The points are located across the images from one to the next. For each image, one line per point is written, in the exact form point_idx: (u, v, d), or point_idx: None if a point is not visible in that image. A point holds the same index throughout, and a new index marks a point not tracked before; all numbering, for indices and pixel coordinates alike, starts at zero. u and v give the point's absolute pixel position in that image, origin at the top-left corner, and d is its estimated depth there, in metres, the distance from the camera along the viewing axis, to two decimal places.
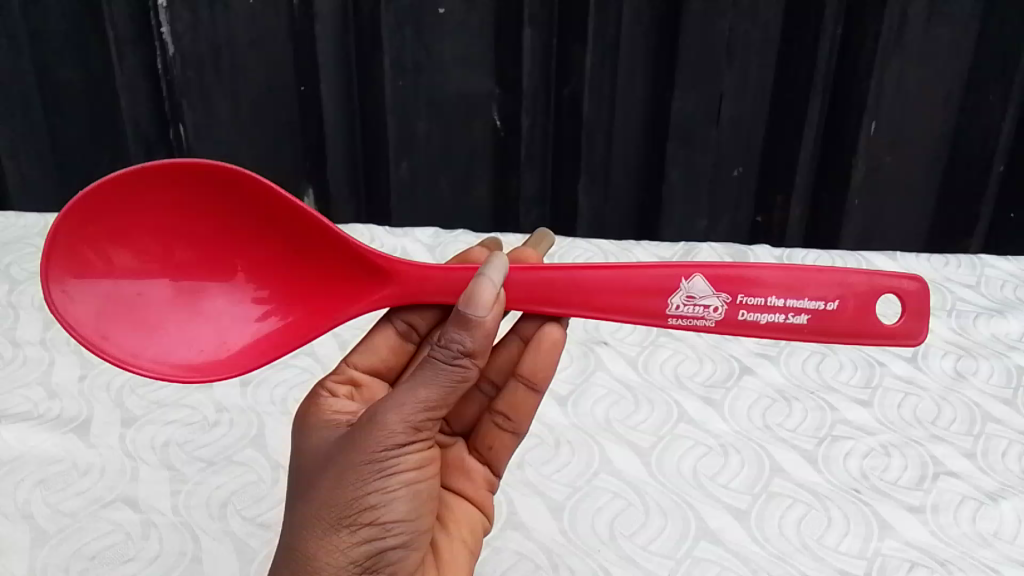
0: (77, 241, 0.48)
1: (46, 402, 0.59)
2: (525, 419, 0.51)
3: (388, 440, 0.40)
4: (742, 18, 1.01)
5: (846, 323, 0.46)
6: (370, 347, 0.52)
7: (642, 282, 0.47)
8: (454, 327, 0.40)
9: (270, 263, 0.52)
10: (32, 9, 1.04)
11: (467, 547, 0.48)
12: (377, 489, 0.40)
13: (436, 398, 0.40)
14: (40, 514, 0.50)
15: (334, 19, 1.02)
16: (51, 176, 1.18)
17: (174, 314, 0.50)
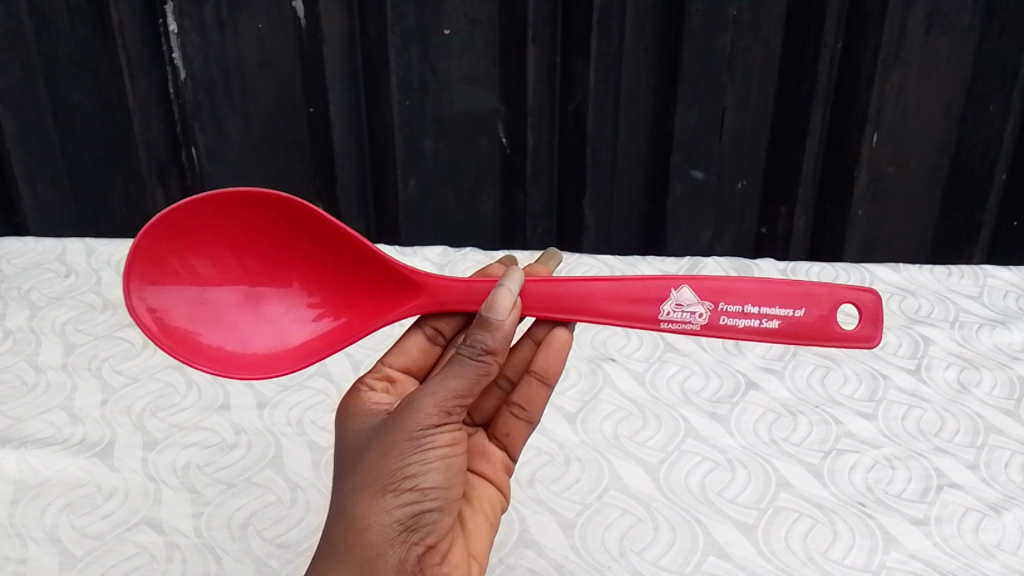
0: (151, 256, 0.52)
1: (69, 427, 0.61)
2: (538, 409, 0.55)
3: (428, 413, 0.41)
4: (743, 33, 1.03)
5: (815, 327, 0.49)
6: (403, 348, 0.55)
7: (634, 291, 0.51)
8: (483, 322, 0.42)
9: (326, 273, 0.56)
10: (47, 36, 1.07)
11: (489, 520, 0.50)
12: (417, 458, 0.41)
13: (464, 387, 0.42)
14: (67, 538, 0.51)
15: (343, 41, 1.05)
16: (66, 198, 1.20)
17: (239, 317, 0.54)
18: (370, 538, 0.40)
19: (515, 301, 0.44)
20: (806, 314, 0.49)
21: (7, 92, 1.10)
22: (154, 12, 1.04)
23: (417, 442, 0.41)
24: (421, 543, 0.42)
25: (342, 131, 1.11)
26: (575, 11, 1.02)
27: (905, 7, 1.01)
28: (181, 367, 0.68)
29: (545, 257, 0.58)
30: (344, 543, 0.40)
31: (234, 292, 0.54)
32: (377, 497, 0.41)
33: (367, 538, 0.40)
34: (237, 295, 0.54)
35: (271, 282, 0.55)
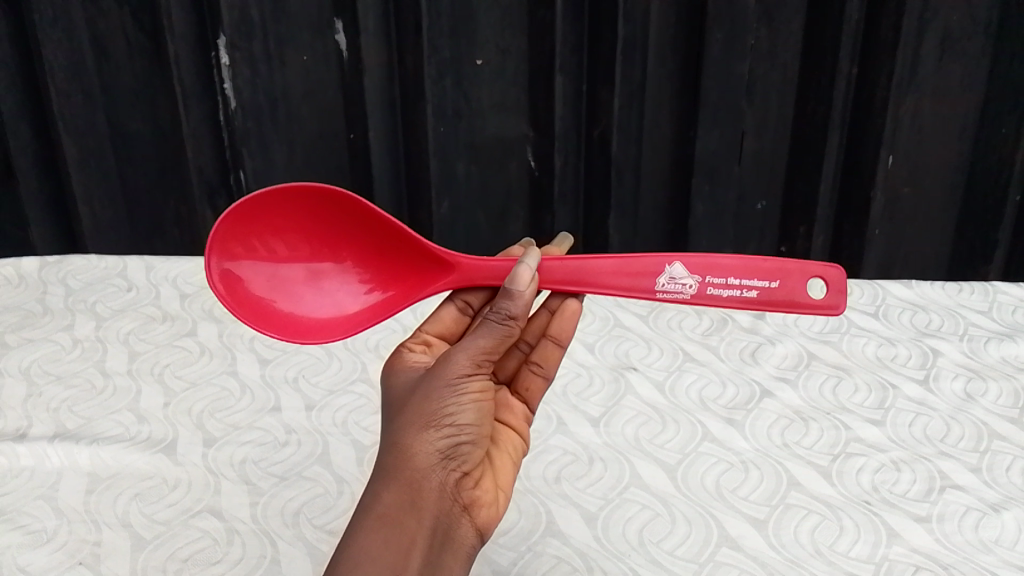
0: (229, 239, 0.60)
1: (136, 425, 0.67)
2: (554, 367, 0.61)
3: (464, 361, 0.48)
4: (761, 61, 1.08)
5: (788, 295, 0.56)
6: (437, 317, 0.61)
7: (633, 265, 0.57)
8: (508, 290, 0.50)
9: (377, 254, 0.63)
10: (107, 68, 1.15)
11: (513, 460, 0.55)
12: (456, 398, 0.47)
13: (492, 344, 0.49)
14: (138, 523, 0.57)
15: (381, 71, 1.11)
16: (121, 219, 1.28)
17: (303, 288, 0.61)
18: (418, 462, 0.46)
19: (535, 278, 0.52)
20: (781, 285, 0.56)
21: (70, 120, 1.18)
22: (208, 45, 1.11)
23: (455, 384, 0.48)
24: (458, 472, 0.48)
25: (380, 155, 1.17)
26: (600, 41, 1.08)
27: (917, 35, 1.06)
28: (236, 372, 0.73)
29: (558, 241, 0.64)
30: (395, 467, 0.46)
31: (298, 268, 0.62)
32: (422, 430, 0.47)
33: (415, 463, 0.46)
34: (301, 269, 0.62)
35: (330, 260, 0.62)
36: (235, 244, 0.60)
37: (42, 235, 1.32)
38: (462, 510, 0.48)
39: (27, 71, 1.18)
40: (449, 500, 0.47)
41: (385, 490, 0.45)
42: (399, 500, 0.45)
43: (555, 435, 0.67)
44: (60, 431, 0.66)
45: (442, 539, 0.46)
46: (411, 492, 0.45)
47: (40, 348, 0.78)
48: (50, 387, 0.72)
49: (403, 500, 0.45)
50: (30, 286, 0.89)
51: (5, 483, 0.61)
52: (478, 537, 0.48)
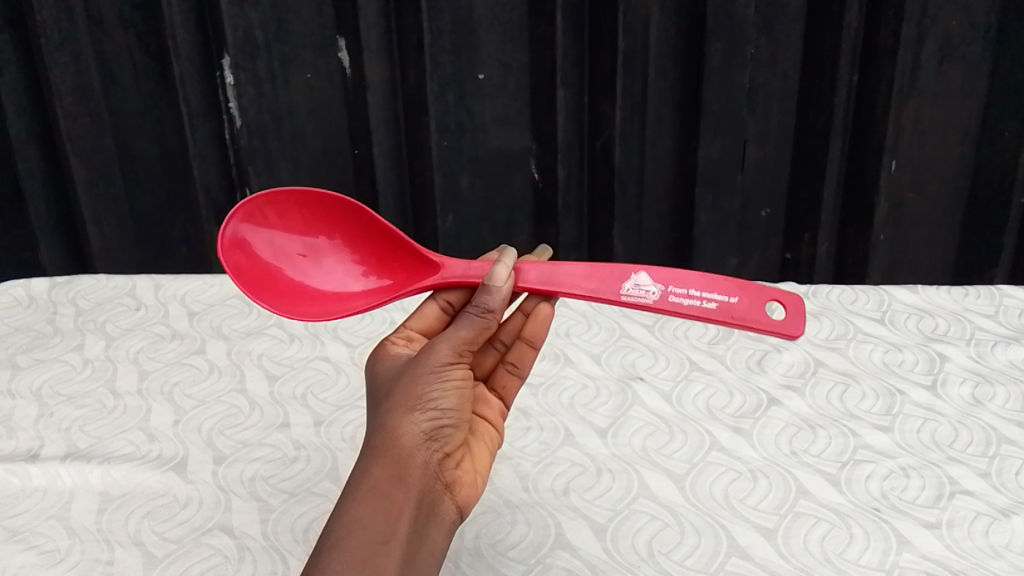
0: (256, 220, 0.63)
1: (147, 444, 0.67)
2: (529, 366, 0.62)
3: (447, 350, 0.50)
4: (761, 70, 1.09)
5: (743, 311, 0.56)
6: (420, 313, 0.60)
7: (600, 271, 0.58)
8: (485, 286, 0.52)
9: (379, 253, 0.65)
10: (113, 89, 1.16)
11: (489, 450, 0.56)
12: (439, 384, 0.49)
13: (472, 334, 0.51)
14: (149, 542, 0.57)
15: (385, 88, 1.12)
16: (130, 238, 1.29)
17: (304, 267, 0.64)
18: (405, 441, 0.47)
19: (511, 276, 0.54)
20: (739, 302, 0.57)
21: (78, 142, 1.20)
22: (212, 65, 1.12)
23: (440, 370, 0.49)
24: (440, 452, 0.49)
25: (384, 171, 1.18)
26: (601, 54, 1.08)
27: (917, 41, 1.07)
28: (244, 390, 0.74)
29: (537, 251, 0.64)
30: (383, 444, 0.47)
31: (303, 259, 0.64)
32: (409, 412, 0.48)
33: (402, 441, 0.47)
34: (305, 260, 0.64)
35: (335, 249, 0.65)
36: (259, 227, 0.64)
37: (52, 255, 1.33)
38: (444, 488, 0.49)
39: (34, 94, 1.20)
40: (433, 477, 0.48)
41: (374, 465, 0.46)
42: (388, 475, 0.45)
43: (563, 447, 0.67)
44: (71, 451, 0.67)
45: (428, 513, 0.46)
46: (399, 467, 0.46)
47: (51, 368, 0.78)
48: (61, 407, 0.72)
49: (391, 474, 0.45)
50: (40, 307, 0.90)
51: (18, 503, 0.62)
52: (458, 515, 0.49)
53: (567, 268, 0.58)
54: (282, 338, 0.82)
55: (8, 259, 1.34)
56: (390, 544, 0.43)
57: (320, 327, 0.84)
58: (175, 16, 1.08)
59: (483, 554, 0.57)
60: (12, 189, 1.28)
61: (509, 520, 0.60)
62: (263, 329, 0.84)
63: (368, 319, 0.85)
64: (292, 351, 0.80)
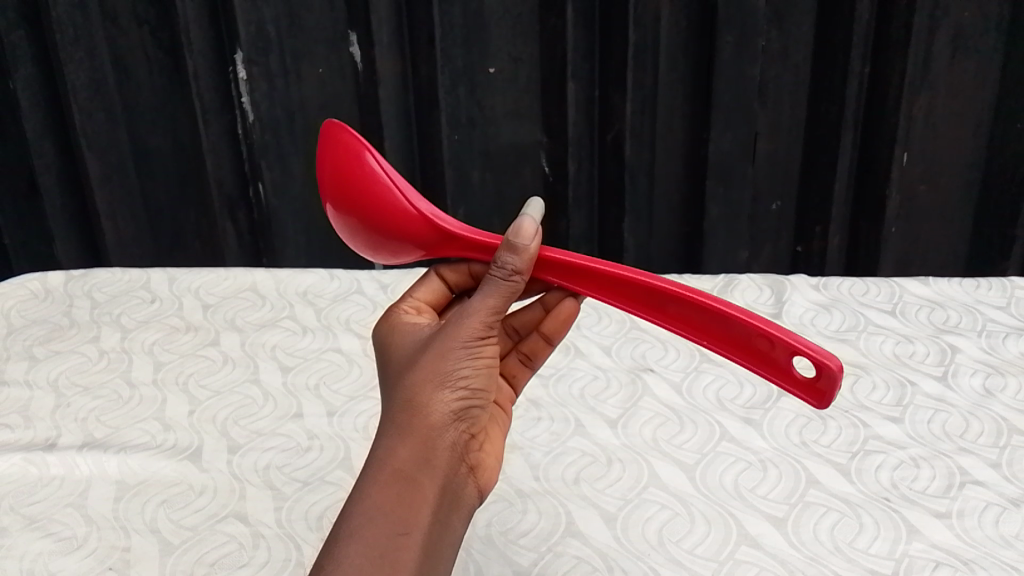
0: None
1: (162, 434, 0.68)
2: (541, 360, 0.62)
3: (478, 323, 0.48)
4: (772, 63, 1.09)
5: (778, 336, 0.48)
6: (424, 285, 0.59)
7: None
8: (512, 245, 0.50)
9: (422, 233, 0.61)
10: (128, 85, 1.18)
11: (502, 428, 0.55)
12: (470, 361, 0.48)
13: (501, 304, 0.49)
14: (166, 529, 0.58)
15: (396, 82, 1.13)
16: (144, 232, 1.31)
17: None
18: (432, 422, 0.46)
19: (538, 231, 0.52)
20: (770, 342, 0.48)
21: (93, 136, 1.21)
22: (225, 61, 1.13)
23: (469, 347, 0.48)
24: (467, 433, 0.48)
25: (396, 165, 1.19)
26: (612, 48, 1.09)
27: (928, 34, 1.07)
28: (258, 380, 0.75)
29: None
30: (408, 425, 0.46)
31: None
32: (437, 391, 0.47)
33: (429, 422, 0.46)
34: None
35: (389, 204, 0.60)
36: None
37: (68, 249, 1.35)
38: (468, 471, 0.48)
39: (50, 90, 1.21)
40: (458, 461, 0.47)
41: (400, 447, 0.45)
42: (412, 460, 0.45)
43: (573, 438, 0.68)
44: (88, 440, 0.68)
45: (451, 499, 0.46)
46: (424, 450, 0.45)
47: (68, 360, 0.79)
48: (78, 398, 0.73)
49: (417, 459, 0.45)
50: (57, 300, 0.91)
51: (36, 491, 0.62)
52: (480, 496, 0.49)
53: None
54: (296, 330, 0.83)
55: (25, 253, 1.36)
56: (411, 536, 0.43)
57: (332, 318, 0.85)
58: (189, 12, 1.09)
59: (495, 541, 0.58)
60: (28, 184, 1.29)
61: (520, 509, 0.60)
62: (277, 321, 0.85)
63: (380, 311, 0.86)
64: (305, 343, 0.81)
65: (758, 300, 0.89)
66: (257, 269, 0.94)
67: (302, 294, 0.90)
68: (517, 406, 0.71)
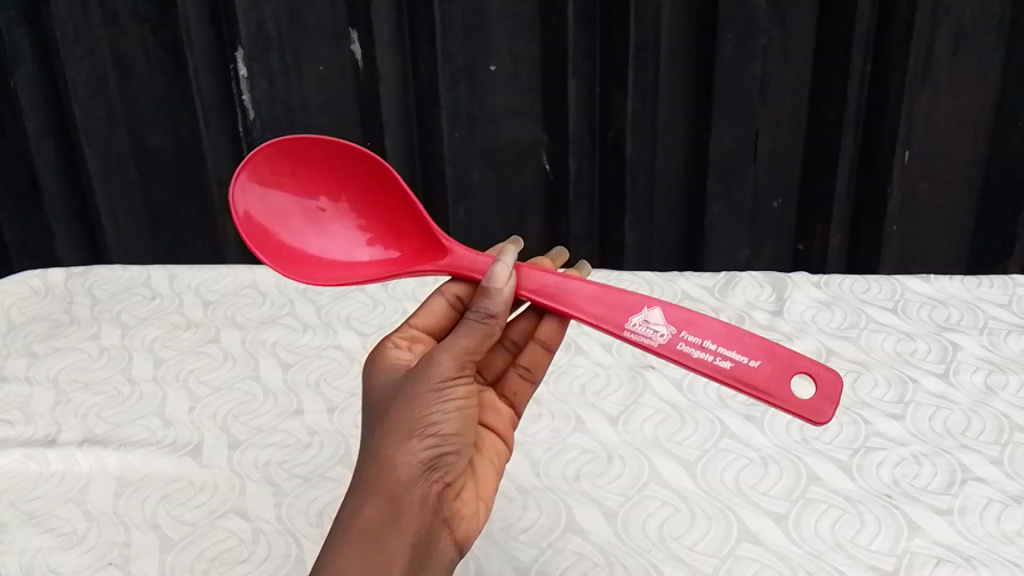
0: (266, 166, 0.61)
1: (162, 430, 0.68)
2: (542, 371, 0.61)
3: (448, 364, 0.48)
4: (773, 60, 1.09)
5: (762, 380, 0.50)
6: (426, 309, 0.58)
7: (611, 297, 0.53)
8: (485, 289, 0.50)
9: (393, 226, 0.62)
10: (128, 83, 1.18)
11: (495, 466, 0.56)
12: (439, 407, 0.48)
13: (474, 345, 0.49)
14: (166, 525, 0.58)
15: (397, 80, 1.13)
16: (144, 229, 1.31)
17: (331, 177, 0.62)
18: (399, 475, 0.47)
19: (513, 273, 0.52)
20: (760, 366, 0.50)
21: (93, 134, 1.21)
22: (226, 58, 1.13)
23: (440, 394, 0.48)
24: (441, 482, 0.49)
25: (396, 163, 1.19)
26: (613, 46, 1.09)
27: (929, 32, 1.07)
28: (258, 377, 0.75)
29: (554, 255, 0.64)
30: (377, 480, 0.47)
31: (300, 214, 0.62)
32: (405, 440, 0.47)
33: (397, 476, 0.47)
34: (306, 216, 0.62)
35: (346, 216, 0.62)
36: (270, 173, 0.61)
37: (69, 248, 1.35)
38: (445, 519, 0.49)
39: (50, 88, 1.21)
40: (431, 512, 0.48)
41: (366, 505, 0.46)
42: (379, 518, 0.46)
43: (574, 434, 0.68)
44: (88, 437, 0.68)
45: (423, 551, 0.47)
46: (392, 508, 0.46)
47: (68, 356, 0.79)
48: (78, 394, 0.73)
49: (384, 517, 0.46)
50: (58, 297, 0.91)
51: (36, 487, 0.62)
52: (460, 543, 0.50)
53: (575, 288, 0.54)
54: (296, 327, 0.83)
55: (25, 251, 1.36)
56: None
57: (333, 315, 0.85)
58: (189, 9, 1.09)
59: (495, 537, 0.57)
60: (28, 182, 1.29)
61: (521, 505, 0.60)
62: (277, 318, 0.84)
63: (381, 308, 0.86)
64: (306, 339, 0.80)
65: (759, 297, 0.89)
66: (258, 267, 0.94)
67: (302, 290, 0.90)
68: None
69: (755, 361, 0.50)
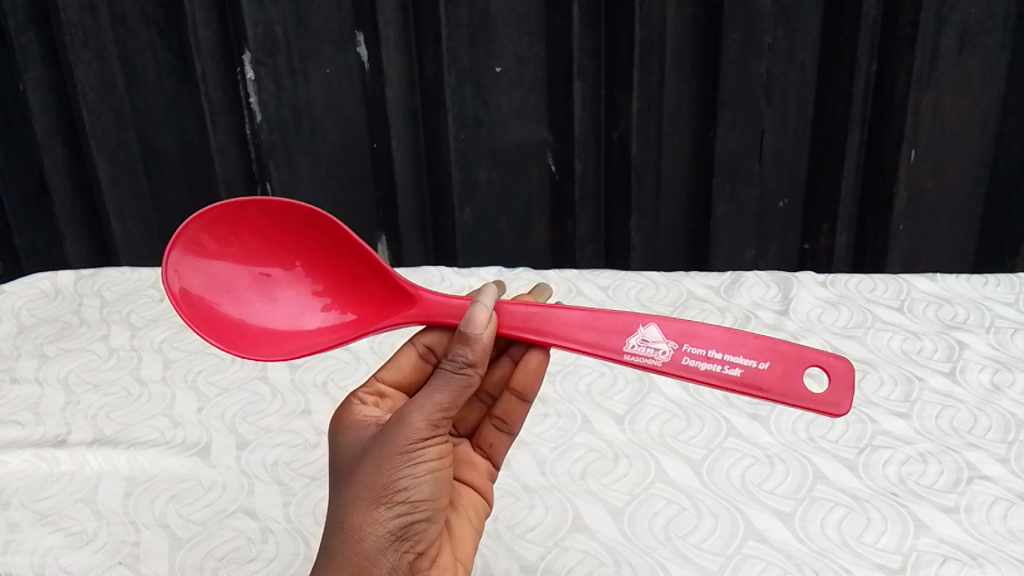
0: (203, 232, 0.58)
1: (171, 430, 0.69)
2: (519, 422, 0.58)
3: (421, 424, 0.45)
4: (779, 60, 1.10)
5: (777, 381, 0.48)
6: (395, 362, 0.56)
7: (602, 320, 0.52)
8: (463, 336, 0.47)
9: (351, 284, 0.60)
10: (137, 86, 1.19)
11: (474, 526, 0.53)
12: (410, 471, 0.45)
13: (449, 400, 0.46)
14: (175, 524, 0.58)
15: (403, 82, 1.14)
16: (153, 232, 1.32)
17: (278, 239, 0.59)
18: (365, 547, 0.44)
19: (492, 317, 0.49)
20: (771, 367, 0.49)
21: (102, 138, 1.22)
22: (233, 61, 1.14)
23: (410, 456, 0.45)
24: (411, 549, 0.46)
25: (403, 165, 1.20)
26: (618, 47, 1.09)
27: (935, 30, 1.07)
28: (266, 377, 0.75)
29: (536, 289, 0.59)
30: (342, 551, 0.44)
31: (246, 282, 0.59)
32: (372, 509, 0.45)
33: (363, 547, 0.45)
34: (251, 286, 0.59)
35: (298, 277, 0.60)
36: (209, 240, 0.58)
37: (78, 250, 1.36)
38: None
39: (59, 92, 1.22)
40: None
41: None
42: None
43: (580, 434, 0.68)
44: (98, 437, 0.68)
45: None
46: None
47: (78, 358, 0.80)
48: (88, 395, 0.74)
49: None
50: (67, 299, 0.92)
51: (47, 487, 0.63)
52: None
53: (562, 315, 0.52)
54: None
55: (35, 253, 1.37)
56: None
57: None
58: (198, 12, 1.10)
59: (501, 536, 0.58)
60: (38, 186, 1.30)
61: (527, 504, 0.60)
62: None
63: None
64: None
65: (765, 297, 0.89)
66: None
67: None
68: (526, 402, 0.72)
69: (764, 363, 0.49)
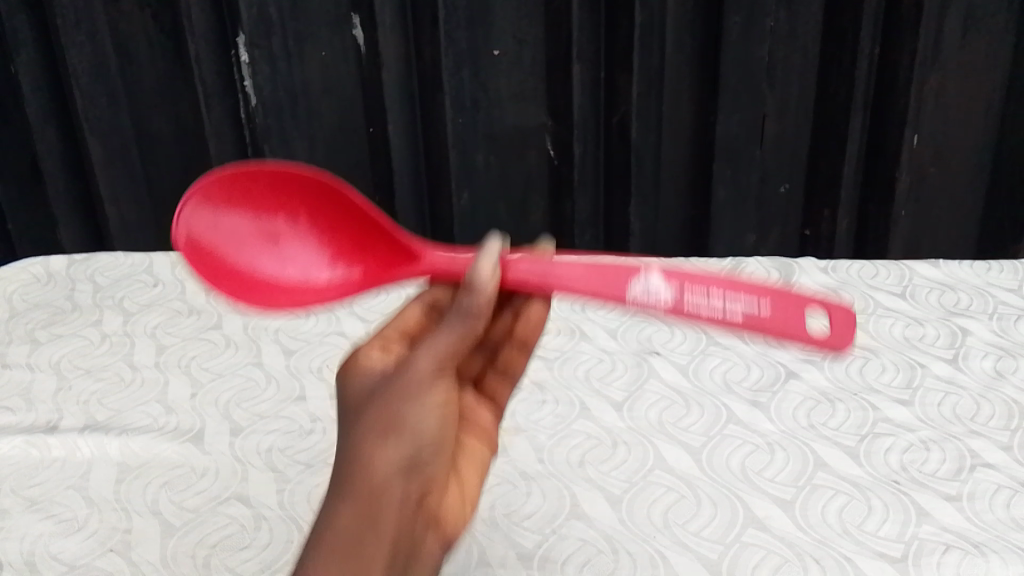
0: (206, 198, 0.55)
1: (164, 416, 0.68)
2: (520, 370, 0.57)
3: (428, 366, 0.42)
4: (781, 43, 1.08)
5: (782, 326, 0.43)
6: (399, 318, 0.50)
7: (599, 268, 0.46)
8: (471, 280, 0.42)
9: (365, 235, 0.54)
10: (129, 68, 1.17)
11: (478, 471, 0.50)
12: (420, 409, 0.42)
13: (457, 340, 0.42)
14: (167, 511, 0.58)
15: (400, 64, 1.13)
16: (148, 218, 1.31)
17: (285, 195, 0.55)
18: (376, 480, 0.40)
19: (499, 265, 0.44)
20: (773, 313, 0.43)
21: (96, 121, 1.21)
22: (228, 44, 1.13)
23: (419, 394, 0.42)
24: (421, 487, 0.42)
25: (400, 150, 1.19)
26: (618, 29, 1.08)
27: (940, 12, 1.05)
28: (261, 363, 0.74)
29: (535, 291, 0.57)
30: (352, 486, 0.40)
31: (255, 247, 0.55)
32: (382, 445, 0.41)
33: (372, 481, 0.40)
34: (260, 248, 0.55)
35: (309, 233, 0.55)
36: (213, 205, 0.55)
37: (71, 235, 1.35)
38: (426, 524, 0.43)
39: (52, 74, 1.21)
40: (412, 517, 0.42)
41: (341, 511, 0.40)
42: (355, 525, 0.40)
43: (578, 421, 0.67)
44: (90, 423, 0.67)
45: (405, 561, 0.41)
46: (370, 513, 0.40)
47: (70, 343, 0.79)
48: (80, 381, 0.73)
49: (360, 525, 0.40)
50: (59, 284, 0.91)
51: (38, 474, 0.62)
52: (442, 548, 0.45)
53: (555, 261, 0.47)
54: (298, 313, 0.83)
55: (27, 238, 1.35)
56: None
57: None
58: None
59: (499, 524, 0.57)
60: (31, 169, 1.29)
61: (524, 492, 0.60)
62: None
63: None
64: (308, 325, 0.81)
65: (766, 283, 0.88)
66: None
67: None
68: (522, 388, 0.71)
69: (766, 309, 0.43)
